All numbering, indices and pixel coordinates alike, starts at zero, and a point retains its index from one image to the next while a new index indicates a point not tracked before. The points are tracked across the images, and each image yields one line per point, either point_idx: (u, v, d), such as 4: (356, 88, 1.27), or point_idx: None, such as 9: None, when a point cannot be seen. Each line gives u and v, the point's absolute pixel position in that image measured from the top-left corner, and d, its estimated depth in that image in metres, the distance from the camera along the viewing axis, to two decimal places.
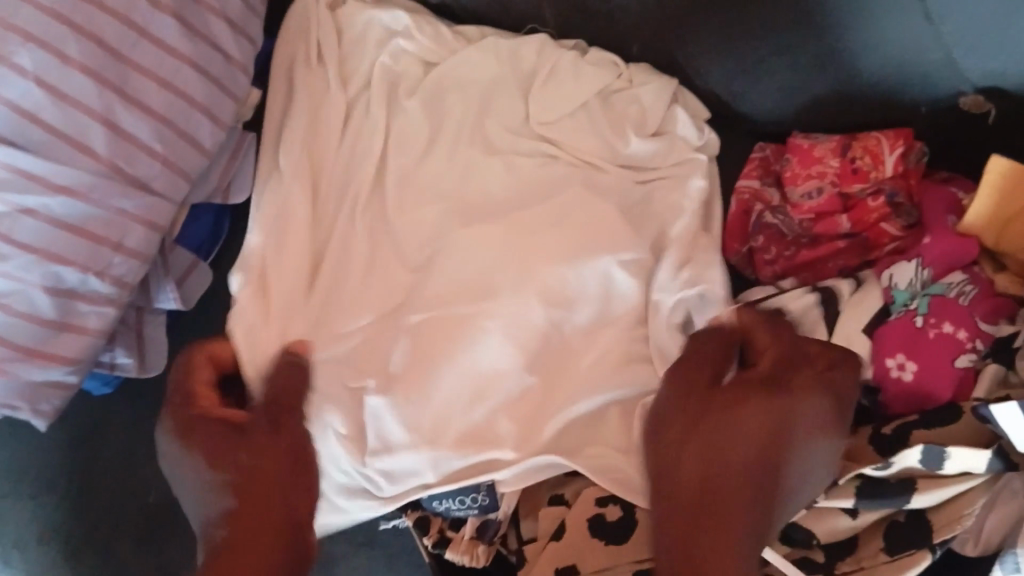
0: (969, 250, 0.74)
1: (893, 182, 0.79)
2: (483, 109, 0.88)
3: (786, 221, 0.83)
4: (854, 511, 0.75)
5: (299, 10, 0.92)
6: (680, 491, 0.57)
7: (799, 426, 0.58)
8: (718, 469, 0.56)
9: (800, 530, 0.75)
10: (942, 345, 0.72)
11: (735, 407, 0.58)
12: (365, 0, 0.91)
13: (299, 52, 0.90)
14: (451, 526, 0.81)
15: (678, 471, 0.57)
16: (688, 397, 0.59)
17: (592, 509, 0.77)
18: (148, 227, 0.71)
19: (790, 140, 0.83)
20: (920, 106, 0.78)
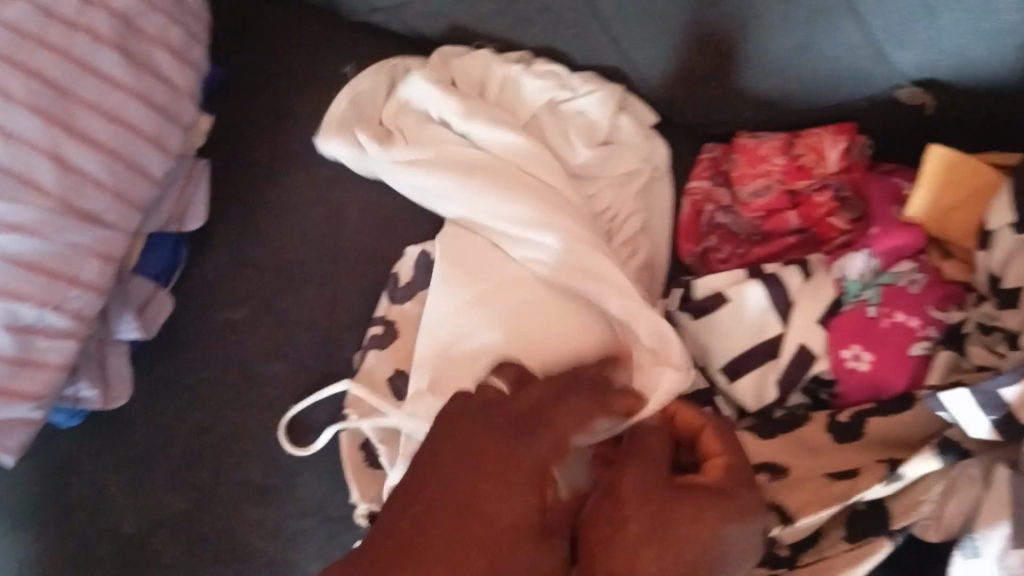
0: (912, 240, 0.74)
1: (838, 177, 0.80)
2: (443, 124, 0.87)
3: (737, 220, 0.84)
4: None
5: (249, 38, 0.93)
6: None
7: (734, 537, 0.59)
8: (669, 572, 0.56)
9: None
10: (894, 335, 0.72)
11: (692, 510, 0.58)
12: (313, 26, 0.93)
13: (250, 79, 0.91)
14: None
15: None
16: (646, 493, 0.59)
17: None
18: (102, 260, 0.73)
19: (736, 140, 0.85)
20: (858, 101, 0.79)
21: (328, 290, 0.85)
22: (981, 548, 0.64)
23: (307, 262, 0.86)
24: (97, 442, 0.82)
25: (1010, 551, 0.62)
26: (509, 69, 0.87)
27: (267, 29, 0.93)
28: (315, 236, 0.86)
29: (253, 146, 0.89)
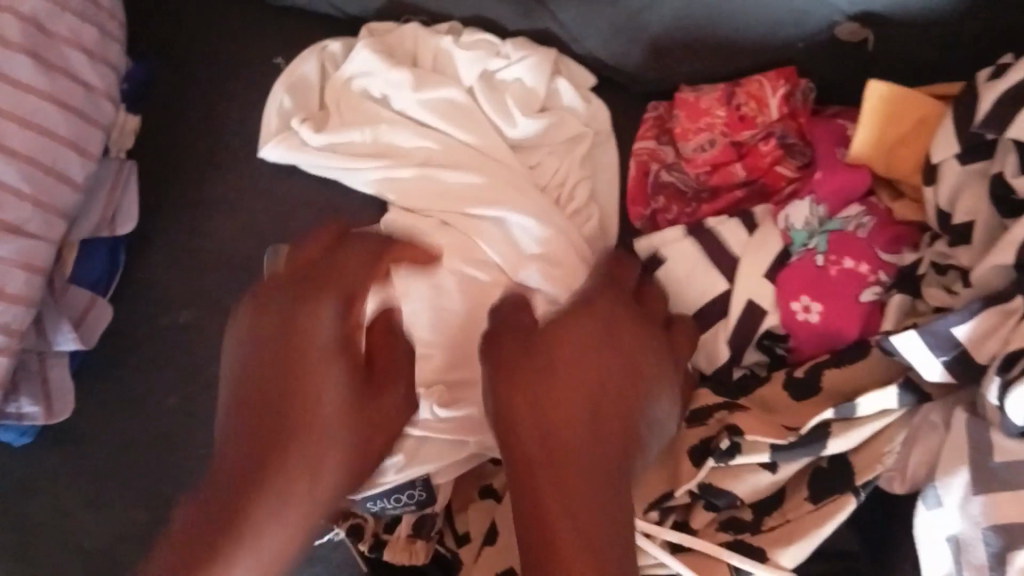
0: (860, 179, 0.72)
1: (782, 124, 0.78)
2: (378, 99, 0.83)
3: (683, 178, 0.81)
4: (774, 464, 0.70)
5: (174, 33, 0.91)
6: (539, 453, 0.64)
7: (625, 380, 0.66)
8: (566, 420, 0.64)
9: (720, 492, 0.70)
10: (843, 281, 0.70)
11: (572, 360, 0.67)
12: (238, 16, 0.90)
13: (178, 75, 0.89)
14: (384, 529, 0.77)
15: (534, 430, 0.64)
16: (530, 359, 0.67)
17: None
18: (27, 270, 0.71)
19: (677, 95, 0.82)
20: (797, 44, 0.76)
21: None
22: (943, 497, 0.61)
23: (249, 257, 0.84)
24: (46, 459, 0.79)
25: (973, 497, 0.59)
26: (438, 41, 0.84)
27: (192, 22, 0.90)
28: (255, 229, 0.84)
29: (183, 143, 0.87)
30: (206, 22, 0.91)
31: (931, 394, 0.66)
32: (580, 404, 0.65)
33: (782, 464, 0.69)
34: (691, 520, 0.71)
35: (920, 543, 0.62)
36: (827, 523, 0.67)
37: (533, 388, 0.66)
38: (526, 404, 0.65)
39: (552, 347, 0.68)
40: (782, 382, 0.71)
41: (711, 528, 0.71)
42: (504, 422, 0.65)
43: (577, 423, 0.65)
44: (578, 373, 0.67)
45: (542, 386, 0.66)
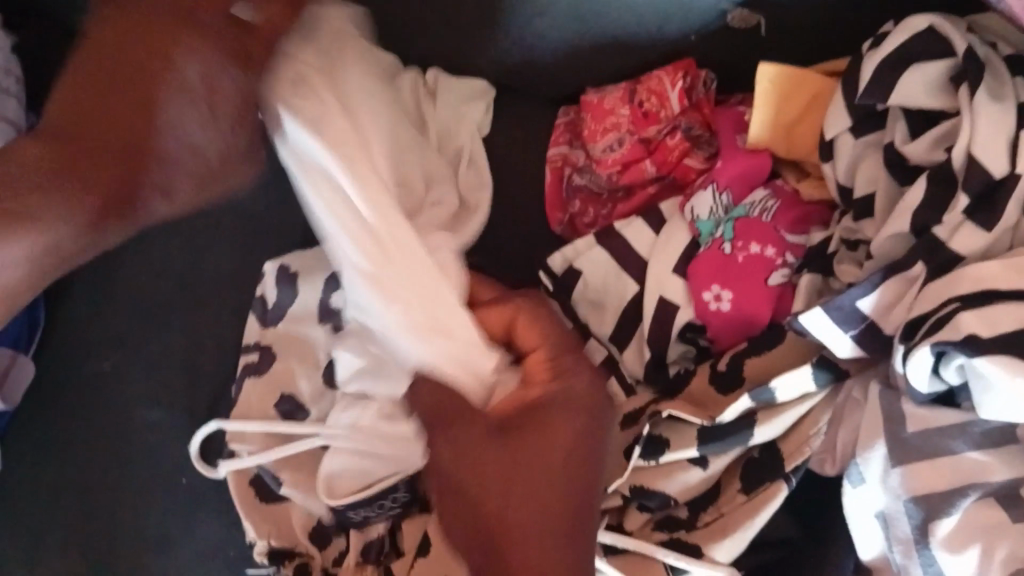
0: (761, 163, 0.72)
1: (685, 116, 0.77)
2: None
3: (595, 179, 0.81)
4: (704, 461, 0.70)
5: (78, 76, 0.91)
6: (486, 537, 0.54)
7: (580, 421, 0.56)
8: (525, 503, 0.54)
9: (654, 494, 0.70)
10: (752, 267, 0.69)
11: (509, 424, 0.56)
12: None
13: None
14: (334, 562, 0.75)
15: (477, 510, 0.55)
16: (459, 434, 0.56)
17: None
18: None
19: (583, 98, 0.81)
20: (691, 35, 0.76)
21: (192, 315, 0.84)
22: (864, 472, 0.60)
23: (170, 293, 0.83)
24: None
25: (891, 470, 0.59)
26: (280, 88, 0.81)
27: None
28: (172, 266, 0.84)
29: None
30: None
31: (850, 370, 0.67)
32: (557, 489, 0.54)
33: (713, 459, 0.69)
34: (626, 522, 0.71)
35: (851, 521, 0.61)
36: (762, 510, 0.67)
37: (502, 483, 0.54)
38: (503, 505, 0.54)
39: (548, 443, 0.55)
40: (704, 375, 0.71)
41: (650, 528, 0.71)
42: (468, 528, 0.55)
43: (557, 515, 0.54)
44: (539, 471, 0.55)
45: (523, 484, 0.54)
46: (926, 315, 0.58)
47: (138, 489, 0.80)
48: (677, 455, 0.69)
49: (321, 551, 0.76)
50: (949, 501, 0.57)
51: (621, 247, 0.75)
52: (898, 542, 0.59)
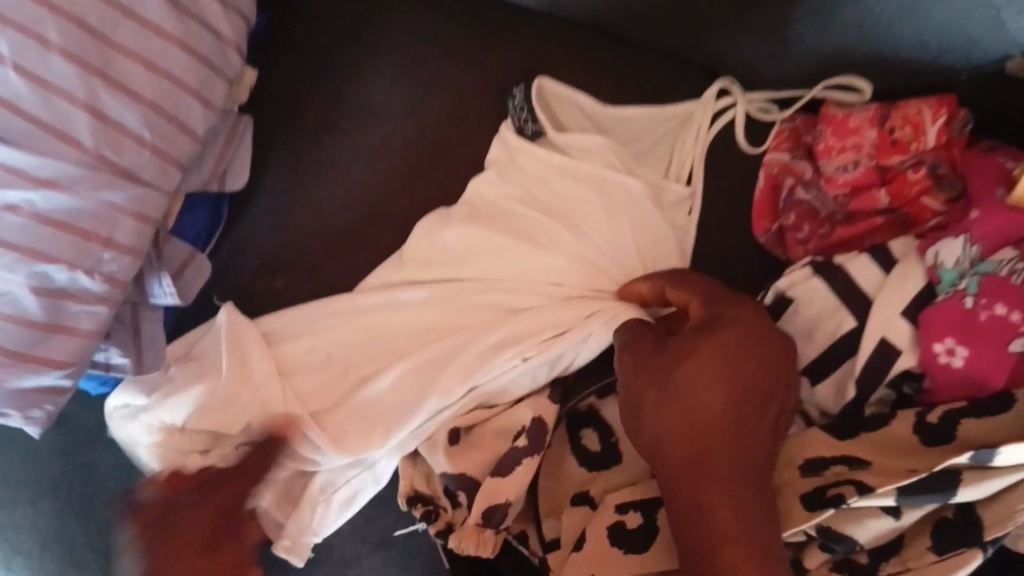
0: (1018, 224, 0.67)
1: (935, 152, 0.73)
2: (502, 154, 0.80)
3: (820, 197, 0.77)
4: (897, 511, 0.64)
5: None
6: (693, 505, 0.62)
7: (734, 343, 0.66)
8: (710, 441, 0.63)
9: (834, 537, 0.65)
10: (993, 329, 0.66)
11: (685, 360, 0.66)
12: None
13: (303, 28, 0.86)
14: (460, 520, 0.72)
15: (681, 458, 0.64)
16: (648, 367, 0.68)
17: (612, 516, 0.69)
18: (138, 220, 0.68)
19: (824, 109, 0.78)
20: (963, 71, 0.73)
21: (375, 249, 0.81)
22: None
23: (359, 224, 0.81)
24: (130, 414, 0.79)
25: None
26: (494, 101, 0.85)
27: None
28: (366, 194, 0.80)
29: (297, 105, 0.83)
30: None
31: None
32: (732, 415, 0.64)
33: (906, 510, 0.64)
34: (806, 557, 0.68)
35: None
36: None
37: (694, 437, 0.64)
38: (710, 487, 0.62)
39: (680, 374, 0.66)
40: (909, 422, 0.67)
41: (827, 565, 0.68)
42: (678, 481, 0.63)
43: (718, 377, 0.65)
44: (695, 426, 0.64)
45: (679, 404, 0.65)
46: None
47: None
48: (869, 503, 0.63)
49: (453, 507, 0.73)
50: None
51: (845, 278, 0.72)
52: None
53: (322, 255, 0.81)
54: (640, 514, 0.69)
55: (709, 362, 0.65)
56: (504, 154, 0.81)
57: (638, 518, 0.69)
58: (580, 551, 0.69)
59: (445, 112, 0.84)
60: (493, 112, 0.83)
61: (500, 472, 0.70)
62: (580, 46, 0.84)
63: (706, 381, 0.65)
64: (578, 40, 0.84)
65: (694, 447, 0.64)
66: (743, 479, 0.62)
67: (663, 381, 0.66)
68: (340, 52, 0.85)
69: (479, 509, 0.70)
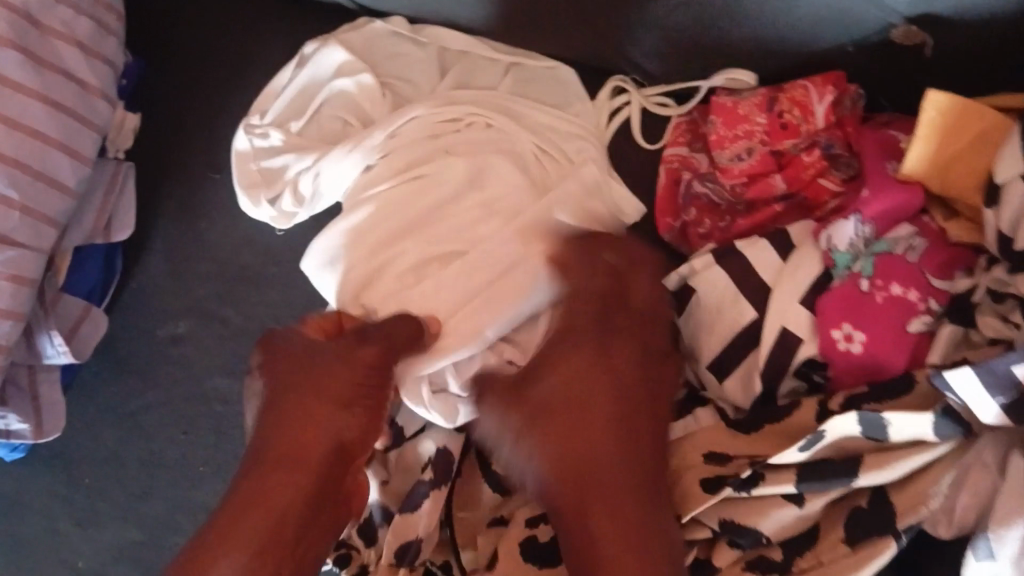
0: (912, 199, 0.66)
1: (827, 132, 0.71)
2: None
3: (717, 189, 0.75)
4: (800, 498, 0.64)
5: (174, 20, 0.85)
6: (573, 514, 0.60)
7: (617, 352, 0.64)
8: (592, 450, 0.61)
9: (743, 530, 0.65)
10: (889, 310, 0.64)
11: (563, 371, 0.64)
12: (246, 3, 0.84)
13: (181, 67, 0.84)
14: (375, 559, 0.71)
15: (560, 464, 0.61)
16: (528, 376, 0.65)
17: (523, 531, 0.69)
18: (15, 281, 0.67)
19: (712, 99, 0.75)
20: (846, 48, 0.70)
21: (276, 282, 0.79)
22: (998, 551, 0.55)
23: (257, 262, 0.79)
24: (46, 480, 0.79)
25: None
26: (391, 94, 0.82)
27: (198, 12, 0.85)
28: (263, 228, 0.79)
29: (184, 144, 0.82)
30: (208, 14, 0.85)
31: (978, 430, 0.60)
32: (610, 432, 0.62)
33: (810, 498, 0.64)
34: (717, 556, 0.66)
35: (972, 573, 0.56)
36: (865, 567, 0.61)
37: (579, 444, 0.61)
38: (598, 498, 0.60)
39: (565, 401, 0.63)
40: (812, 413, 0.66)
41: (738, 565, 0.65)
42: (562, 490, 0.61)
43: (597, 397, 0.63)
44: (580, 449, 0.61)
45: (560, 425, 0.62)
46: None
47: (196, 462, 0.77)
48: (773, 491, 0.64)
49: (368, 548, 0.72)
50: None
51: (743, 273, 0.70)
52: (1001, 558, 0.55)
53: (223, 296, 0.79)
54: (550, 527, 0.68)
55: (584, 370, 0.64)
56: None
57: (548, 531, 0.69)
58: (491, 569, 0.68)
59: None
60: None
61: (406, 509, 0.69)
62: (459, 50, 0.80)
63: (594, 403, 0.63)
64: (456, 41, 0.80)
65: (585, 467, 0.60)
66: (625, 489, 0.60)
67: (547, 408, 0.63)
68: (223, 86, 0.83)
69: (393, 547, 0.68)
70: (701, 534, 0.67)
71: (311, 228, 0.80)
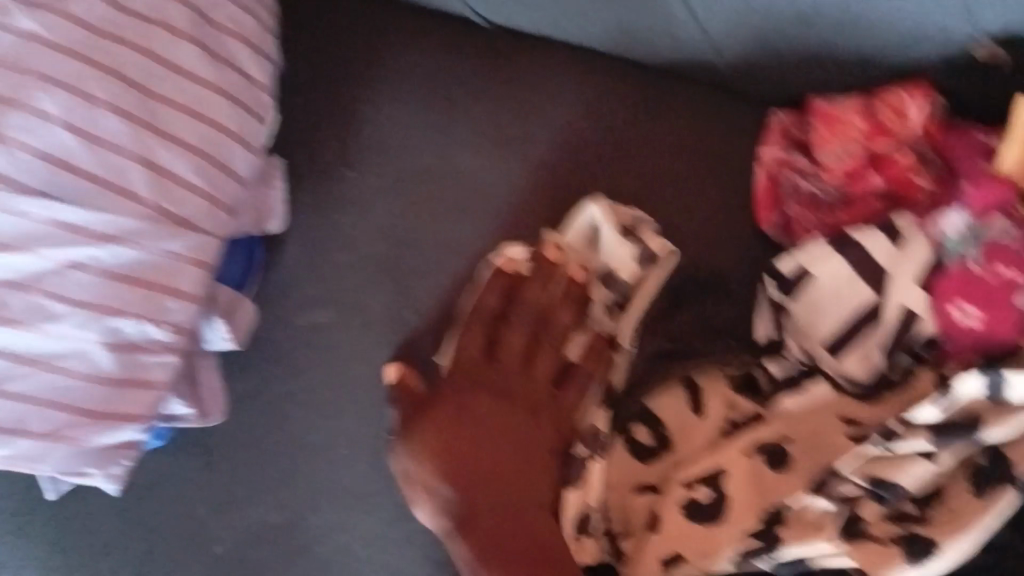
0: (1005, 193, 0.75)
1: (918, 137, 0.81)
2: (530, 181, 0.86)
3: (819, 186, 0.84)
4: (930, 454, 0.70)
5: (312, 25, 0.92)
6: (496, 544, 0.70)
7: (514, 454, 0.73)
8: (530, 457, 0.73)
9: (884, 487, 0.70)
10: (998, 288, 0.73)
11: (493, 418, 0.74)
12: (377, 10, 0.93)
13: (323, 72, 0.91)
14: None
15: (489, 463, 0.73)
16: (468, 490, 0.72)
17: (682, 493, 0.75)
18: (199, 266, 0.69)
19: (813, 105, 0.85)
20: (935, 60, 0.81)
21: (421, 271, 0.83)
22: None
23: (400, 245, 0.83)
24: (197, 452, 0.79)
25: None
26: None
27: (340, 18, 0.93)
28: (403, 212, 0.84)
29: (321, 141, 0.87)
30: (343, 27, 0.92)
31: None
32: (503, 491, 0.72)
33: (942, 453, 0.70)
34: (861, 512, 0.70)
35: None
36: (995, 511, 0.66)
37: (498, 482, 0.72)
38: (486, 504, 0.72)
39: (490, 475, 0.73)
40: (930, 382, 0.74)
41: (884, 521, 0.69)
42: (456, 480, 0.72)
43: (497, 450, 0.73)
44: (456, 275, 0.82)
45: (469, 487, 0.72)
46: None
47: (341, 445, 0.78)
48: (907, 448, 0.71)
49: None
50: None
51: (842, 258, 0.78)
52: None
53: (371, 276, 0.83)
54: (709, 488, 0.74)
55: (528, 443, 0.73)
56: (533, 178, 0.86)
57: (706, 492, 0.75)
58: (657, 528, 0.74)
59: (467, 143, 0.87)
60: (515, 127, 0.88)
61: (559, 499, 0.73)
62: (572, 73, 0.89)
63: (646, 388, 0.81)
64: (569, 68, 0.90)
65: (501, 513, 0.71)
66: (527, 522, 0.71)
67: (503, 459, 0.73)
68: (364, 92, 0.89)
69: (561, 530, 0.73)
70: (851, 490, 0.71)
71: (440, 219, 0.84)
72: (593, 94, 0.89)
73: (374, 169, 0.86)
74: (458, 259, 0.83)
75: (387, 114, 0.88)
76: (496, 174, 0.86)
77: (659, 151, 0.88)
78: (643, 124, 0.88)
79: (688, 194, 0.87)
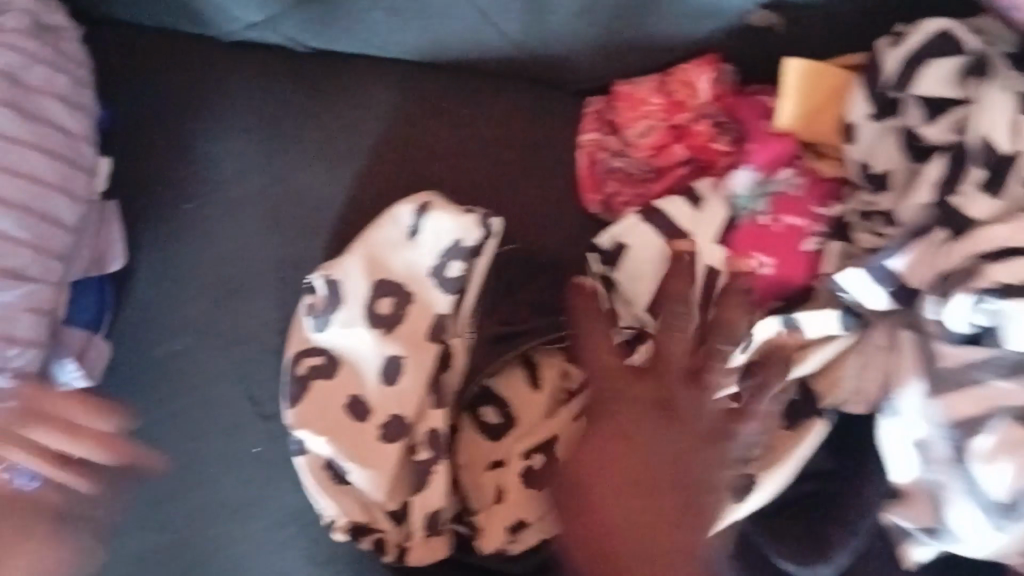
0: (787, 147, 0.81)
1: (711, 105, 0.86)
2: (361, 191, 0.91)
3: (630, 162, 0.89)
4: None
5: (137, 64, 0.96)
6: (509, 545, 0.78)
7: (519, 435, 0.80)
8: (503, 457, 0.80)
9: None
10: (786, 235, 0.79)
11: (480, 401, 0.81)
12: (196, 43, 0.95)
13: (156, 108, 0.94)
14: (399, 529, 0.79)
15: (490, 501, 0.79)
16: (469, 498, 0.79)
17: (527, 462, 0.80)
18: (35, 313, 0.75)
19: (615, 89, 0.90)
20: (718, 34, 0.85)
21: (267, 289, 0.88)
22: (898, 406, 0.68)
23: (245, 267, 0.89)
24: None
25: (929, 401, 0.67)
26: None
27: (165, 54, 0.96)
28: (244, 236, 0.90)
29: (161, 179, 0.92)
30: (162, 61, 0.95)
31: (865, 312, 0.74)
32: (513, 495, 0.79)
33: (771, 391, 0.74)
34: None
35: (884, 447, 0.69)
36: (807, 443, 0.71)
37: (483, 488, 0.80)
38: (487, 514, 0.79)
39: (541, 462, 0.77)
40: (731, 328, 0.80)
41: None
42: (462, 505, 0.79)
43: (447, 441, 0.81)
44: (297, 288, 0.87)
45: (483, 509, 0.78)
46: (953, 271, 0.67)
47: (211, 458, 0.85)
48: None
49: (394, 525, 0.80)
50: (982, 423, 0.65)
51: (649, 226, 0.84)
52: (935, 464, 0.67)
53: (220, 299, 0.88)
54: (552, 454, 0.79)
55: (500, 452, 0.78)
56: (364, 188, 0.91)
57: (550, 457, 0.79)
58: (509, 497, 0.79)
59: (300, 164, 0.92)
60: (343, 143, 0.92)
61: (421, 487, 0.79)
62: (391, 81, 0.94)
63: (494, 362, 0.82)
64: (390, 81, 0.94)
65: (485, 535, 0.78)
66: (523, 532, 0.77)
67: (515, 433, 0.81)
68: (192, 123, 0.94)
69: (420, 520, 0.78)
70: None
71: (281, 238, 0.89)
72: (413, 102, 0.93)
73: (214, 200, 0.91)
74: (300, 273, 0.88)
75: (220, 145, 0.93)
76: (329, 189, 0.91)
77: (484, 145, 0.92)
78: (466, 124, 0.93)
79: (513, 185, 0.92)
